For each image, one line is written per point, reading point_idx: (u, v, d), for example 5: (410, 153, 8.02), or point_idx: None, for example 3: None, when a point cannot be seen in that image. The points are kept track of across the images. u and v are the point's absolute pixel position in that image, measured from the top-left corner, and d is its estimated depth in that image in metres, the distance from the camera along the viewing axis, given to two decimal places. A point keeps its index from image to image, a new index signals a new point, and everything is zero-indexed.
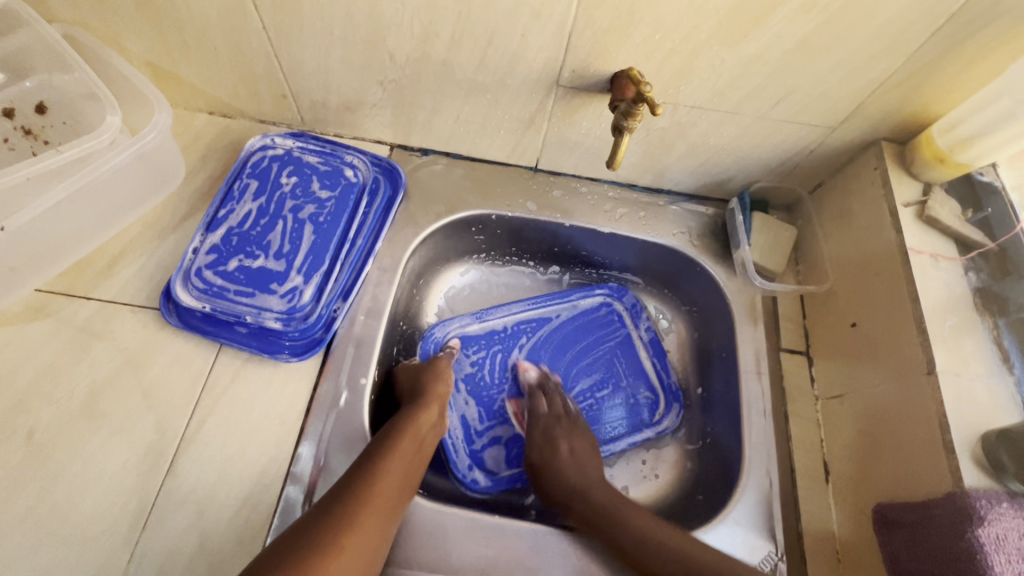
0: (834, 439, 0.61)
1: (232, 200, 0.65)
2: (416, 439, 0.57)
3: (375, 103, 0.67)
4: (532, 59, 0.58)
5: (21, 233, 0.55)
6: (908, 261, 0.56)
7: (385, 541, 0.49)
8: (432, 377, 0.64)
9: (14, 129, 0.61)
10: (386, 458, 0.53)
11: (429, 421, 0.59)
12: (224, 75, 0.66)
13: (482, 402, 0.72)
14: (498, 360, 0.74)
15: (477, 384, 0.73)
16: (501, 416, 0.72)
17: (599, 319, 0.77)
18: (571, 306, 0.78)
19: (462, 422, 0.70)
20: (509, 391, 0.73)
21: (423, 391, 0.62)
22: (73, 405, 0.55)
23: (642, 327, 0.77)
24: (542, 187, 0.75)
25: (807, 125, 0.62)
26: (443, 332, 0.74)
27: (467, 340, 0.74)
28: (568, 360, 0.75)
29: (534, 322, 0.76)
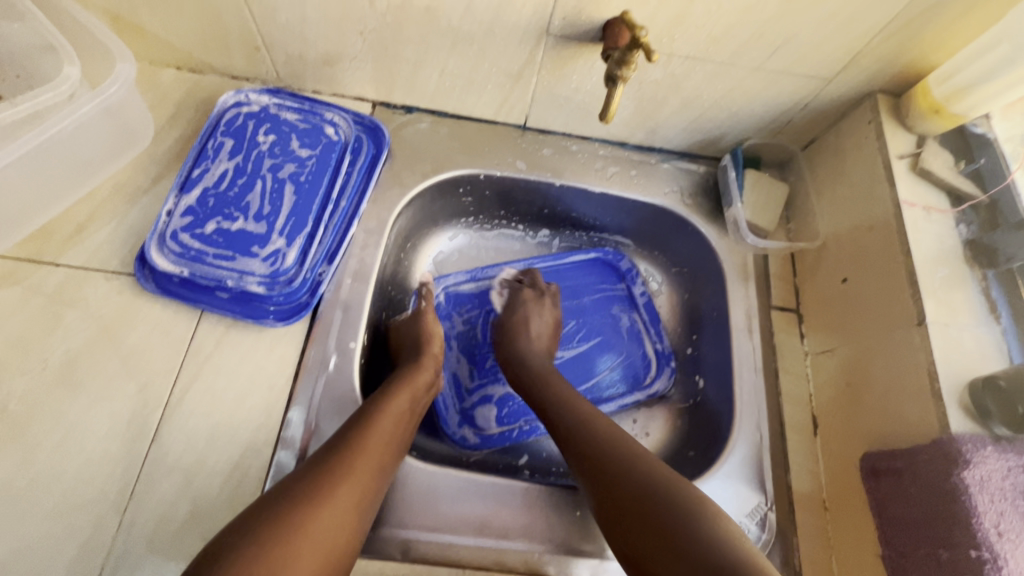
0: (822, 393, 0.62)
1: (207, 159, 0.61)
2: (410, 398, 0.56)
3: (355, 56, 0.64)
4: (520, 5, 0.55)
5: None
6: (902, 213, 0.56)
7: (376, 495, 0.48)
8: (428, 334, 0.63)
9: None
10: (380, 413, 0.52)
11: (423, 381, 0.59)
12: (191, 25, 0.61)
13: (474, 360, 0.72)
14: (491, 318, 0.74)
15: (469, 342, 0.73)
16: (493, 373, 0.71)
17: (593, 280, 0.78)
18: (563, 267, 0.78)
19: (453, 378, 0.70)
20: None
21: (418, 350, 0.61)
22: (49, 374, 0.53)
23: (637, 289, 0.77)
24: (532, 146, 0.73)
25: (803, 76, 0.61)
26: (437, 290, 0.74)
27: (460, 299, 0.74)
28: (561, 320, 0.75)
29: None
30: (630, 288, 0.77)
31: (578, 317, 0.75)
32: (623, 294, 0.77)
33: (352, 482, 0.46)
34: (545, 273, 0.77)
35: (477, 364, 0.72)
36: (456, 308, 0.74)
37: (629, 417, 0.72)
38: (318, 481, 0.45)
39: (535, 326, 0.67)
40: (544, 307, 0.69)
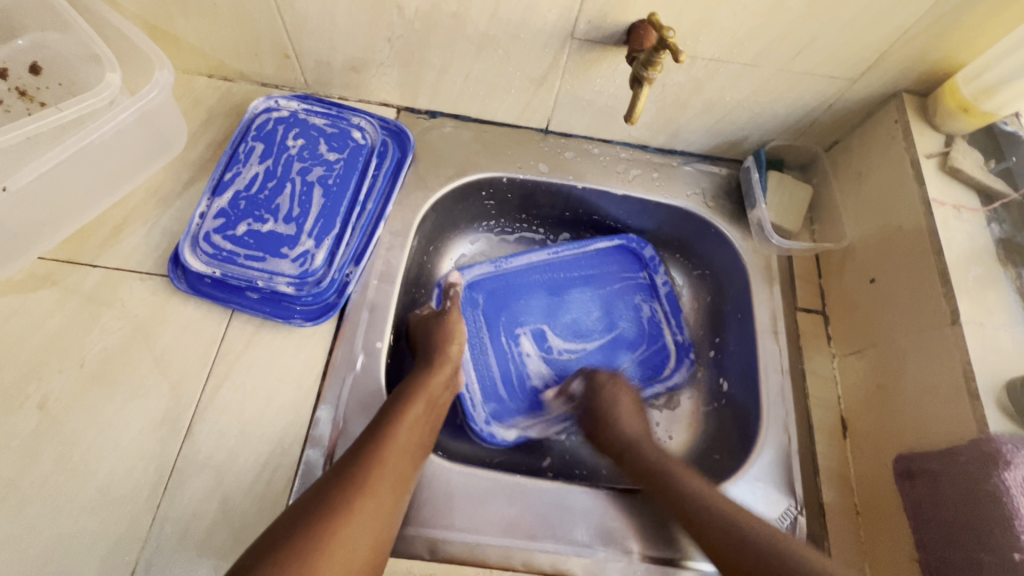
0: (851, 395, 0.61)
1: (238, 163, 0.63)
2: (428, 398, 0.56)
3: (382, 62, 0.65)
4: (547, 10, 0.56)
5: (23, 194, 0.53)
6: (931, 212, 0.55)
7: (399, 503, 0.49)
8: (444, 331, 0.63)
9: (8, 90, 0.58)
10: (400, 416, 0.53)
11: (441, 380, 0.59)
12: (224, 34, 0.63)
13: (500, 353, 0.71)
14: (516, 311, 0.73)
15: (495, 335, 0.72)
16: (519, 367, 0.71)
17: (616, 268, 0.77)
18: (587, 255, 0.77)
19: (480, 371, 0.70)
20: (528, 343, 0.72)
21: (434, 347, 0.61)
22: (85, 373, 0.54)
23: (659, 279, 0.76)
24: (554, 149, 0.74)
25: (827, 77, 0.61)
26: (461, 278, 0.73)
27: (484, 289, 0.73)
28: (584, 312, 0.74)
29: (551, 274, 0.75)
30: (651, 278, 0.76)
31: (601, 308, 0.75)
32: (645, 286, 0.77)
33: (374, 492, 0.47)
34: (568, 261, 0.76)
35: (505, 356, 0.71)
36: (482, 298, 0.73)
37: (650, 417, 0.71)
38: (341, 491, 0.46)
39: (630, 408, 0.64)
40: (622, 387, 0.65)
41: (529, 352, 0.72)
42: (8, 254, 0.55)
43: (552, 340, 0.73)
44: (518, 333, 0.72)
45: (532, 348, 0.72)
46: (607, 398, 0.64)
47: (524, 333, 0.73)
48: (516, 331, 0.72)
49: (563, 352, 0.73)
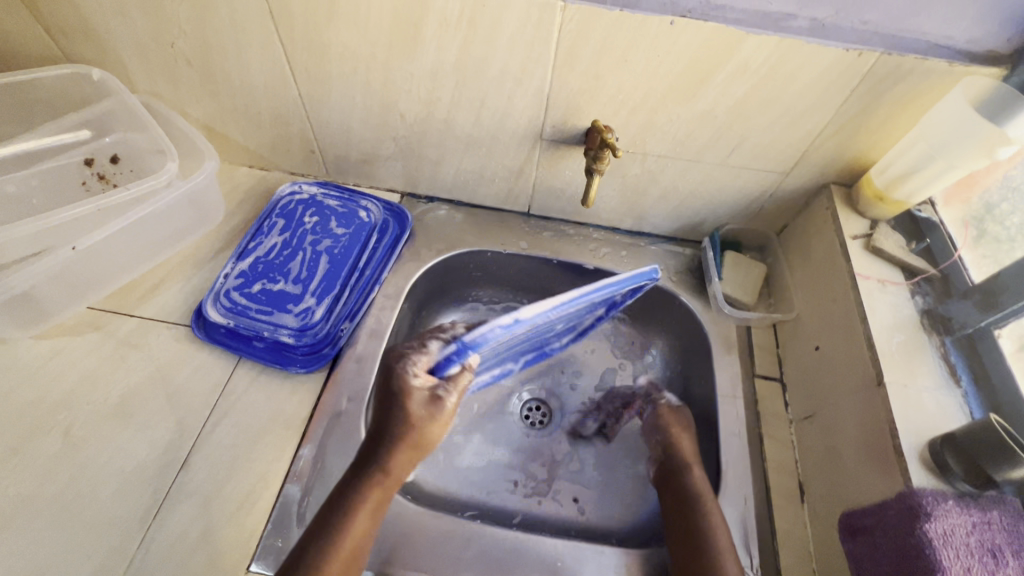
0: (806, 458, 0.64)
1: (262, 234, 0.75)
2: (381, 499, 0.55)
3: (387, 156, 0.79)
4: (518, 117, 0.69)
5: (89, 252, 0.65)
6: (857, 285, 0.62)
7: None
8: (412, 429, 0.56)
9: (92, 174, 0.73)
10: (348, 521, 0.53)
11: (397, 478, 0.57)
12: (265, 134, 0.79)
13: None
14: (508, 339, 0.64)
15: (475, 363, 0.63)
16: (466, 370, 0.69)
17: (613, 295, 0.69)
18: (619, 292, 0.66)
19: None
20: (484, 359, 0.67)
21: (393, 442, 0.56)
22: (107, 405, 0.63)
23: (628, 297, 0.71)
24: (534, 229, 0.85)
25: (762, 171, 0.71)
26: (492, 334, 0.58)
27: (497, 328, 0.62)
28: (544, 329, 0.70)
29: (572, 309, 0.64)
30: (621, 300, 0.71)
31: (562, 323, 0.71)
32: (614, 366, 0.84)
33: None
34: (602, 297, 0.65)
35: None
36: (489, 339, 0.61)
37: (623, 484, 0.74)
38: None
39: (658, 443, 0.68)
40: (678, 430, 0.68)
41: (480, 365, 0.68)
42: (64, 301, 0.67)
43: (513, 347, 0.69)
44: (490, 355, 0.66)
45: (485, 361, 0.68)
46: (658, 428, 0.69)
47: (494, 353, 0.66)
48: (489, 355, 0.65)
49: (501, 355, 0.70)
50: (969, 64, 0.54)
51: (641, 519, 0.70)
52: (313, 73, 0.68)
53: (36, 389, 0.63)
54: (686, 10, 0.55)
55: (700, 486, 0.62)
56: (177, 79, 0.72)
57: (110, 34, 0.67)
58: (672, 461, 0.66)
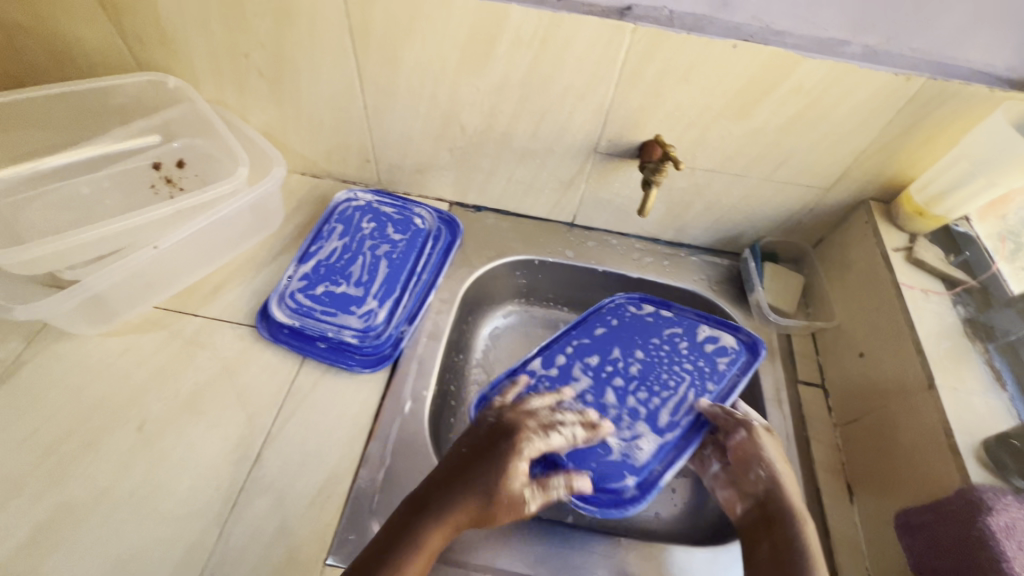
0: (854, 460, 0.66)
1: (321, 238, 0.77)
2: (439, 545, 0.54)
3: (441, 166, 0.82)
4: (576, 131, 0.72)
5: (164, 254, 0.67)
6: (902, 294, 0.65)
7: None
8: (504, 504, 0.56)
9: (160, 177, 0.75)
10: (408, 559, 0.52)
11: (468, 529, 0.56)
12: (323, 142, 0.82)
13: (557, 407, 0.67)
14: (632, 433, 0.66)
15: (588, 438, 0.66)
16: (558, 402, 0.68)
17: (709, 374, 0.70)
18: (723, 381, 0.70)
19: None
20: (593, 405, 0.68)
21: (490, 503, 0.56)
22: (178, 401, 0.64)
23: (721, 363, 0.71)
24: (578, 239, 0.88)
25: (805, 186, 0.75)
26: (622, 495, 0.62)
27: (631, 451, 0.64)
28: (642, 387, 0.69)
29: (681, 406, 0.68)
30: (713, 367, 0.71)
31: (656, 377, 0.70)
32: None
33: None
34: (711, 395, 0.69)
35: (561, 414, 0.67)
36: (619, 462, 0.64)
37: (668, 486, 0.75)
38: None
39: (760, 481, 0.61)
40: (764, 462, 0.62)
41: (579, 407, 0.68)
42: (135, 300, 0.68)
43: (625, 396, 0.69)
44: (602, 412, 0.68)
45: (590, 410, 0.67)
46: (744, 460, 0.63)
47: (611, 411, 0.68)
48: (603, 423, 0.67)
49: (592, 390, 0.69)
50: (1009, 90, 0.59)
51: (689, 521, 0.72)
52: (381, 86, 0.71)
53: (108, 385, 0.64)
54: (748, 34, 0.59)
55: (810, 540, 0.56)
56: (245, 89, 0.75)
57: (186, 44, 0.70)
58: (777, 502, 0.60)
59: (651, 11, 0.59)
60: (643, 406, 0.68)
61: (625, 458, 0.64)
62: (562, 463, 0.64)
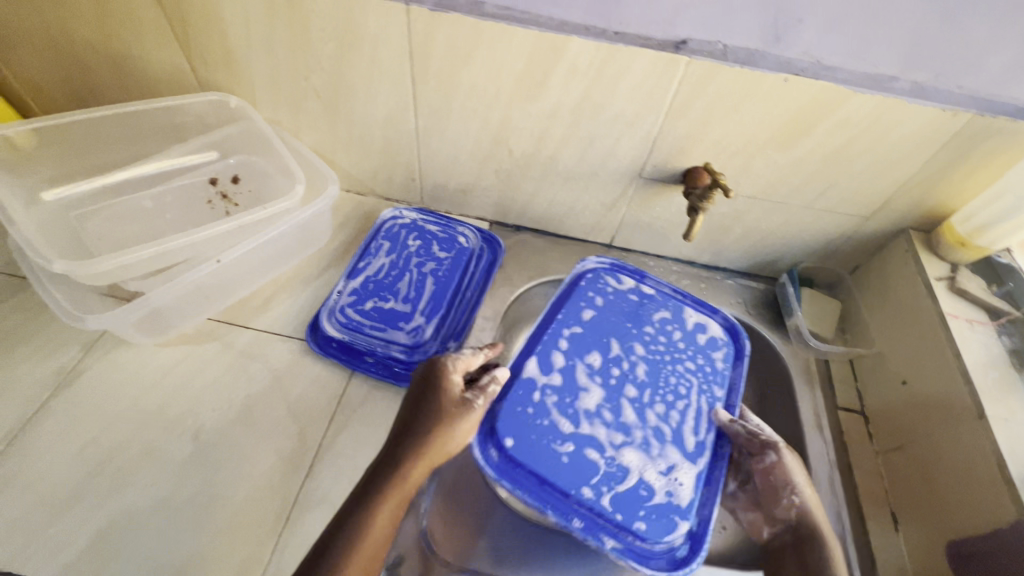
0: (898, 487, 0.67)
1: (369, 255, 0.79)
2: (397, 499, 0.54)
3: (485, 187, 0.84)
4: (622, 157, 0.74)
5: (224, 266, 0.69)
6: (947, 324, 0.66)
7: None
8: (440, 437, 0.55)
9: (216, 193, 0.78)
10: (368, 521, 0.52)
11: (416, 480, 0.55)
12: (371, 162, 0.84)
13: (574, 431, 0.62)
14: (667, 464, 0.61)
15: (626, 477, 0.60)
16: (574, 424, 0.62)
17: (709, 370, 0.68)
18: (722, 376, 0.68)
19: (559, 478, 0.59)
20: (613, 427, 0.62)
21: (417, 445, 0.55)
22: (232, 412, 0.65)
23: (716, 359, 0.69)
24: (616, 260, 0.90)
25: (844, 215, 0.76)
26: (676, 544, 0.58)
27: (672, 488, 0.59)
28: (658, 402, 0.65)
29: (700, 415, 0.64)
30: (709, 362, 0.69)
31: (659, 382, 0.66)
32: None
33: None
34: (728, 401, 0.67)
35: (586, 445, 0.61)
36: (666, 505, 0.59)
37: None
38: None
39: (793, 508, 0.61)
40: (796, 485, 0.62)
41: (600, 436, 0.62)
42: (193, 311, 0.70)
43: (642, 414, 0.64)
44: (627, 438, 0.62)
45: (610, 437, 0.62)
46: (773, 485, 0.63)
47: (636, 434, 0.62)
48: (634, 455, 0.61)
49: (609, 415, 0.63)
50: None
51: (731, 545, 0.70)
52: (435, 109, 0.74)
53: (164, 395, 0.66)
54: (799, 69, 0.61)
55: (840, 565, 0.58)
56: (300, 110, 0.78)
57: (249, 66, 0.73)
58: (810, 530, 0.61)
59: (706, 46, 0.60)
60: (664, 425, 0.63)
61: (669, 498, 0.59)
62: (605, 514, 0.58)
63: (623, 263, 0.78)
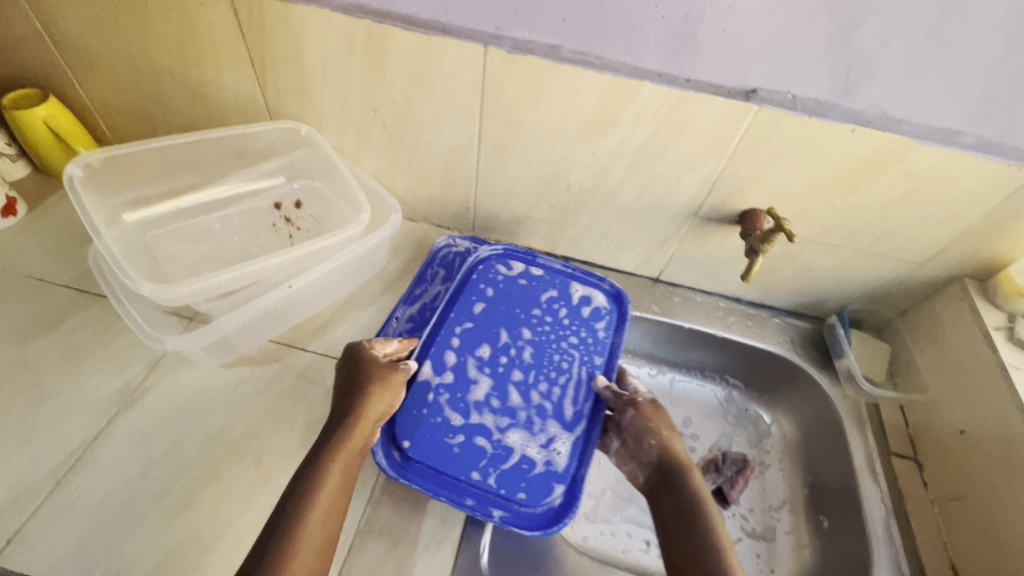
0: (958, 539, 0.67)
1: (425, 282, 0.81)
2: (348, 457, 0.59)
3: (539, 219, 0.86)
4: (680, 197, 0.76)
5: (296, 290, 0.70)
6: (1009, 375, 0.66)
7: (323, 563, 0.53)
8: (375, 395, 0.62)
9: (280, 218, 0.81)
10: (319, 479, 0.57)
11: (359, 442, 0.60)
12: (428, 191, 0.86)
13: (466, 414, 0.67)
14: (547, 437, 0.66)
15: (510, 456, 0.65)
16: (464, 411, 0.67)
17: (588, 343, 0.74)
18: (599, 344, 0.74)
19: (449, 465, 0.64)
20: (500, 410, 0.67)
21: (355, 407, 0.61)
22: (293, 436, 0.66)
23: (597, 333, 0.75)
24: (664, 294, 0.91)
25: (899, 260, 0.77)
26: (555, 505, 0.63)
27: (551, 458, 0.65)
28: (541, 383, 0.70)
29: (579, 387, 0.70)
30: (589, 336, 0.74)
31: (542, 362, 0.71)
32: (729, 432, 0.90)
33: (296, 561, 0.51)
34: (606, 372, 0.72)
35: (475, 433, 0.66)
36: (547, 475, 0.64)
37: (752, 551, 0.78)
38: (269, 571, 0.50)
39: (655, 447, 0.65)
40: (663, 428, 0.66)
41: (485, 421, 0.66)
42: (259, 332, 0.71)
43: (527, 395, 0.69)
44: (512, 420, 0.67)
45: (496, 422, 0.67)
46: (640, 430, 0.66)
47: (519, 414, 0.67)
48: (518, 435, 0.66)
49: (495, 403, 0.68)
50: None
51: None
52: (499, 144, 0.75)
53: (226, 417, 0.67)
54: (867, 120, 0.62)
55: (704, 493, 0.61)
56: (365, 139, 0.80)
57: (321, 96, 0.75)
58: (671, 465, 0.64)
59: (775, 95, 0.62)
60: (546, 402, 0.68)
61: (548, 467, 0.65)
62: (491, 490, 0.63)
63: (515, 245, 0.81)
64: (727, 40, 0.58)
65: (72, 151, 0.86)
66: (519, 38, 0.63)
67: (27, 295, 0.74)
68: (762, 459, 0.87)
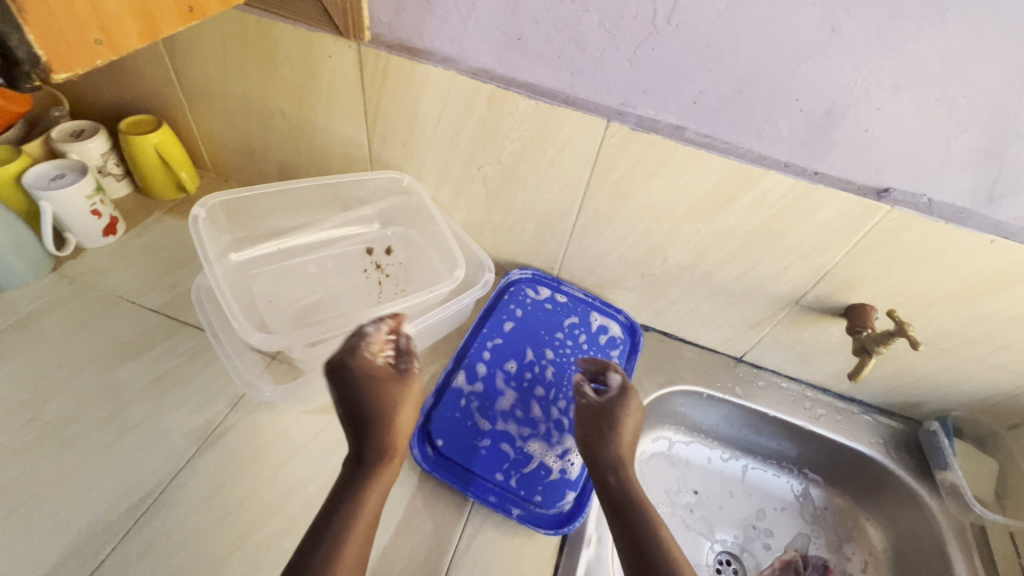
0: None
1: (496, 315, 0.84)
2: (383, 485, 0.57)
3: (625, 286, 0.84)
4: (784, 284, 0.73)
5: None
6: None
7: None
8: (403, 417, 0.60)
9: (370, 263, 0.82)
10: (356, 506, 0.55)
11: (390, 477, 0.59)
12: (514, 247, 0.85)
13: (491, 421, 0.74)
14: (562, 448, 0.73)
15: (529, 462, 0.71)
16: (490, 418, 0.74)
17: None
18: None
19: (476, 465, 0.70)
20: (522, 419, 0.74)
21: (383, 432, 0.59)
22: None
23: (613, 360, 0.83)
24: (746, 376, 0.87)
25: (1018, 373, 0.71)
26: (566, 511, 0.68)
27: (565, 467, 0.71)
28: (561, 401, 0.77)
29: None
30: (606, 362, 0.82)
31: (564, 382, 0.79)
32: (806, 532, 0.84)
33: None
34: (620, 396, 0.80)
35: (500, 439, 0.73)
36: (561, 481, 0.70)
37: None
38: None
39: (600, 434, 0.66)
40: (622, 419, 0.67)
41: (508, 427, 0.74)
42: None
43: (547, 409, 0.76)
44: (533, 430, 0.74)
45: (519, 430, 0.74)
46: (596, 422, 0.68)
47: (540, 425, 0.74)
48: (538, 444, 0.73)
49: (519, 413, 0.75)
50: None
51: None
52: (599, 212, 0.74)
53: (303, 469, 0.65)
54: (1007, 233, 0.59)
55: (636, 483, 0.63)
56: (462, 193, 0.79)
57: (426, 149, 0.76)
58: (605, 455, 0.65)
59: (909, 198, 0.60)
60: (564, 418, 0.76)
61: (563, 475, 0.71)
62: (512, 490, 0.69)
63: (543, 270, 0.87)
64: (867, 139, 0.56)
65: (174, 177, 0.89)
66: (643, 116, 0.63)
67: (118, 318, 0.75)
68: (843, 567, 0.81)
